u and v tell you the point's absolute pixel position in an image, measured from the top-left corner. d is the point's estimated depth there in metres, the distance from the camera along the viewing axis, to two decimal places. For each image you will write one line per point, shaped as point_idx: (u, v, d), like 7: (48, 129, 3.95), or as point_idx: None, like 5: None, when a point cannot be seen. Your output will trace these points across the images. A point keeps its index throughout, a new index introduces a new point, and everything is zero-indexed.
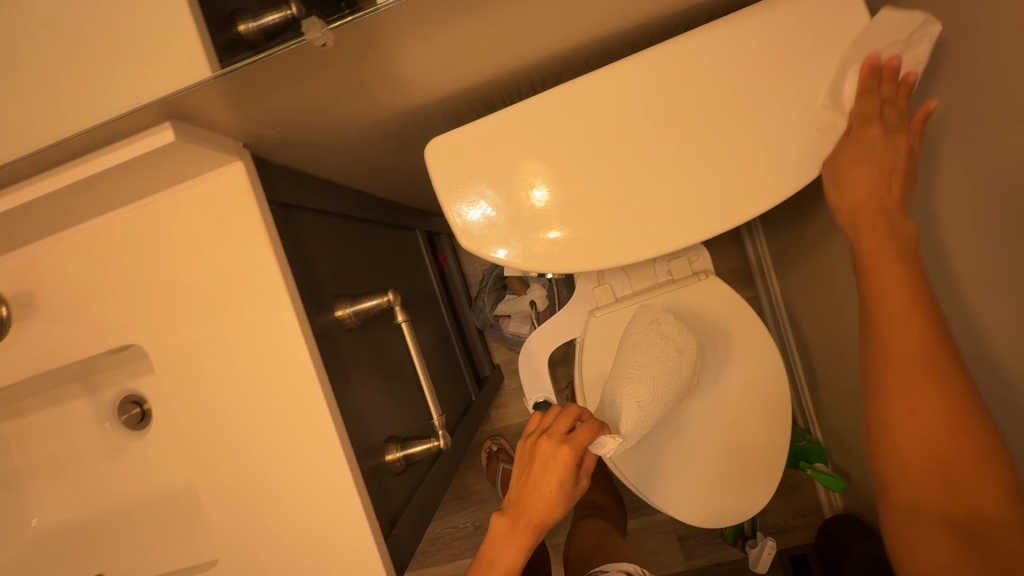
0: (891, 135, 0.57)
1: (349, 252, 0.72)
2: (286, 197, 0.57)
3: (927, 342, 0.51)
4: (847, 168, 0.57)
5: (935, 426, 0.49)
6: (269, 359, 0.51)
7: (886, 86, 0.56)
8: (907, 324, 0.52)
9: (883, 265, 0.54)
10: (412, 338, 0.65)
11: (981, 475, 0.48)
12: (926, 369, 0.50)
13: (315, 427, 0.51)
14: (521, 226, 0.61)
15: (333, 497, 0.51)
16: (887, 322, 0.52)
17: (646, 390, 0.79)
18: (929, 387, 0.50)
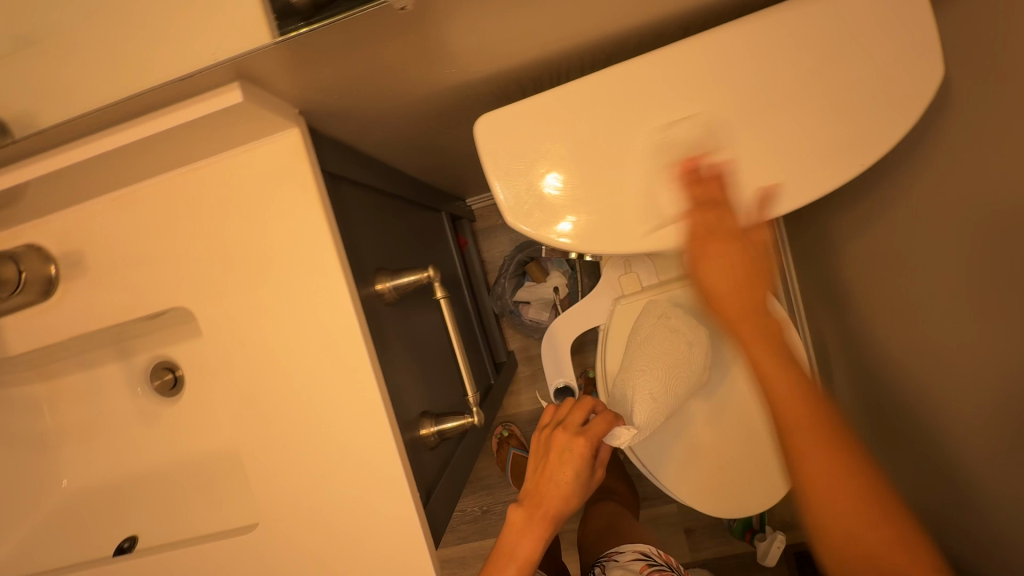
0: (747, 232, 0.58)
1: (387, 227, 0.72)
2: (335, 168, 0.58)
3: (799, 383, 0.51)
4: (709, 263, 0.57)
5: (860, 515, 0.46)
6: (318, 327, 0.52)
7: (704, 183, 0.58)
8: (787, 380, 0.52)
9: (758, 353, 0.53)
10: (450, 315, 0.65)
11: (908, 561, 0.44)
12: (818, 426, 0.49)
13: (361, 395, 0.52)
14: (565, 207, 0.61)
15: (375, 465, 0.52)
16: (756, 362, 0.54)
17: (655, 384, 0.81)
18: (800, 425, 0.50)
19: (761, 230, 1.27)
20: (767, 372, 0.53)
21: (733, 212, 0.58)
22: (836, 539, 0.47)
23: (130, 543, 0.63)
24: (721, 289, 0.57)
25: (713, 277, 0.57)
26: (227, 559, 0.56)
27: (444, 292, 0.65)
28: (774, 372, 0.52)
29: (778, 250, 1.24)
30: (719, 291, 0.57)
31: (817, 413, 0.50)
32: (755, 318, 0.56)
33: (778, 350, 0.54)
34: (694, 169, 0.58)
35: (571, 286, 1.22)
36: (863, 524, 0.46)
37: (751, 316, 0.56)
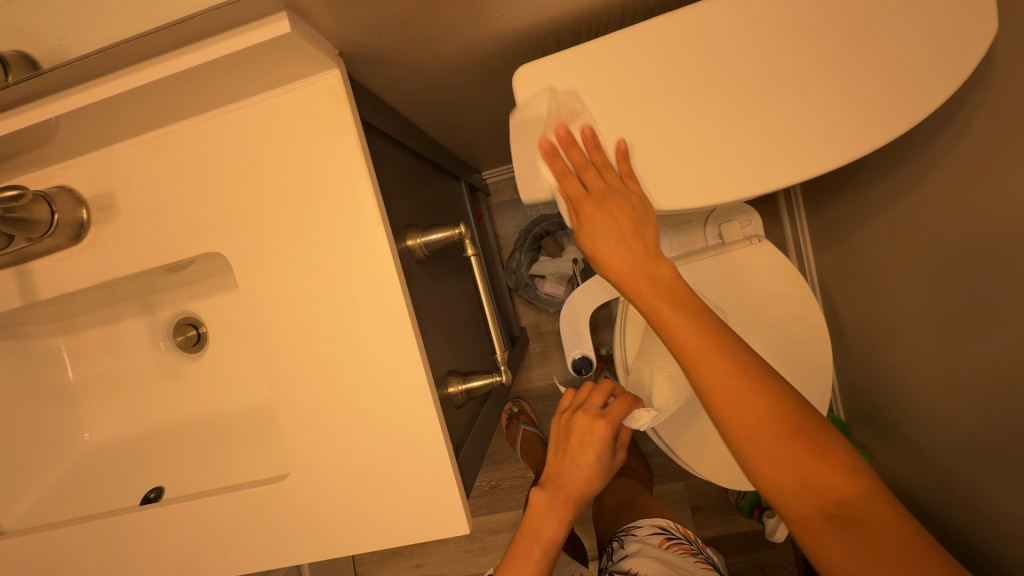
0: (609, 195, 0.58)
1: (413, 186, 0.71)
2: (370, 117, 0.57)
3: (704, 337, 0.51)
4: (593, 237, 0.59)
5: (782, 443, 0.47)
6: (356, 273, 0.51)
7: (580, 155, 0.58)
8: (706, 347, 0.50)
9: (671, 318, 0.53)
10: (479, 273, 0.65)
11: (838, 475, 0.46)
12: (755, 384, 0.48)
13: (397, 345, 0.51)
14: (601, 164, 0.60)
15: (408, 416, 0.52)
16: (663, 320, 0.53)
17: (675, 367, 0.81)
18: (724, 368, 0.49)
19: (777, 209, 1.26)
20: (684, 333, 0.52)
21: (619, 187, 0.58)
22: (779, 488, 0.47)
23: (157, 493, 0.63)
24: (631, 272, 0.57)
25: (602, 246, 0.58)
26: (258, 507, 0.56)
27: (475, 251, 0.64)
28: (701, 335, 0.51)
29: (795, 229, 1.23)
30: (616, 270, 0.58)
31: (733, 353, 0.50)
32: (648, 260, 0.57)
33: (690, 310, 0.53)
34: (568, 138, 0.58)
35: (587, 261, 1.21)
36: (797, 449, 0.46)
37: (667, 278, 0.56)
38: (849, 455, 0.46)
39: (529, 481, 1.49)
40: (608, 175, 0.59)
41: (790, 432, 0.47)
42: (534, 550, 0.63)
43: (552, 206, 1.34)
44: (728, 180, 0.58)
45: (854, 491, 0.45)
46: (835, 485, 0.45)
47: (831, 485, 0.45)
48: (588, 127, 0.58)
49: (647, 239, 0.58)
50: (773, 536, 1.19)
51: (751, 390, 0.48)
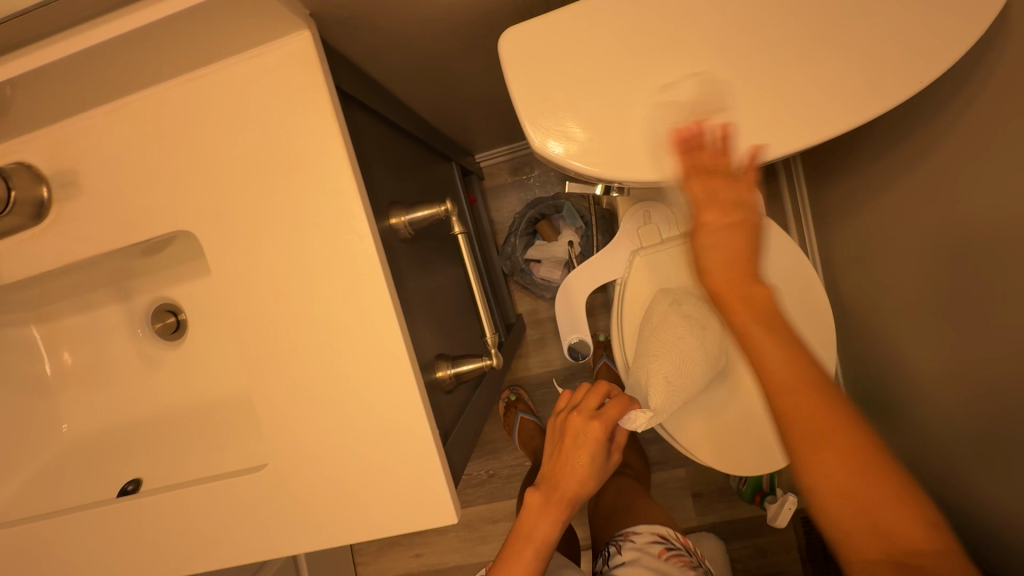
0: (740, 202, 0.53)
1: (399, 164, 0.68)
2: (348, 86, 0.54)
3: (795, 363, 0.48)
4: (705, 241, 0.53)
5: (851, 477, 0.45)
6: (333, 250, 0.48)
7: (703, 149, 0.55)
8: (783, 345, 0.49)
9: (743, 308, 0.51)
10: (468, 252, 0.62)
11: (894, 512, 0.44)
12: (830, 417, 0.46)
13: (378, 327, 0.49)
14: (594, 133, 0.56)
15: (391, 401, 0.49)
16: (745, 336, 0.50)
17: (672, 370, 0.79)
18: (808, 400, 0.47)
19: (779, 189, 1.23)
20: (768, 350, 0.49)
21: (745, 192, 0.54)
22: (844, 523, 0.45)
23: (135, 486, 0.60)
24: (731, 287, 0.51)
25: (708, 252, 0.53)
26: (239, 498, 0.54)
27: (462, 229, 0.61)
28: (769, 356, 0.49)
29: (797, 209, 1.19)
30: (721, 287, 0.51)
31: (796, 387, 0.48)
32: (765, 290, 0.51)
33: (766, 317, 0.50)
34: (699, 135, 0.54)
35: (584, 244, 1.18)
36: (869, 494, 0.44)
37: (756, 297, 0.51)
38: (931, 522, 0.44)
39: (527, 470, 1.47)
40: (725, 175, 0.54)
41: (874, 483, 0.44)
42: (524, 555, 0.59)
43: (548, 189, 1.31)
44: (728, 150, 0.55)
45: (923, 539, 0.43)
46: (907, 532, 0.43)
47: (896, 531, 0.44)
48: (718, 127, 0.54)
49: (749, 253, 0.52)
50: (773, 521, 1.17)
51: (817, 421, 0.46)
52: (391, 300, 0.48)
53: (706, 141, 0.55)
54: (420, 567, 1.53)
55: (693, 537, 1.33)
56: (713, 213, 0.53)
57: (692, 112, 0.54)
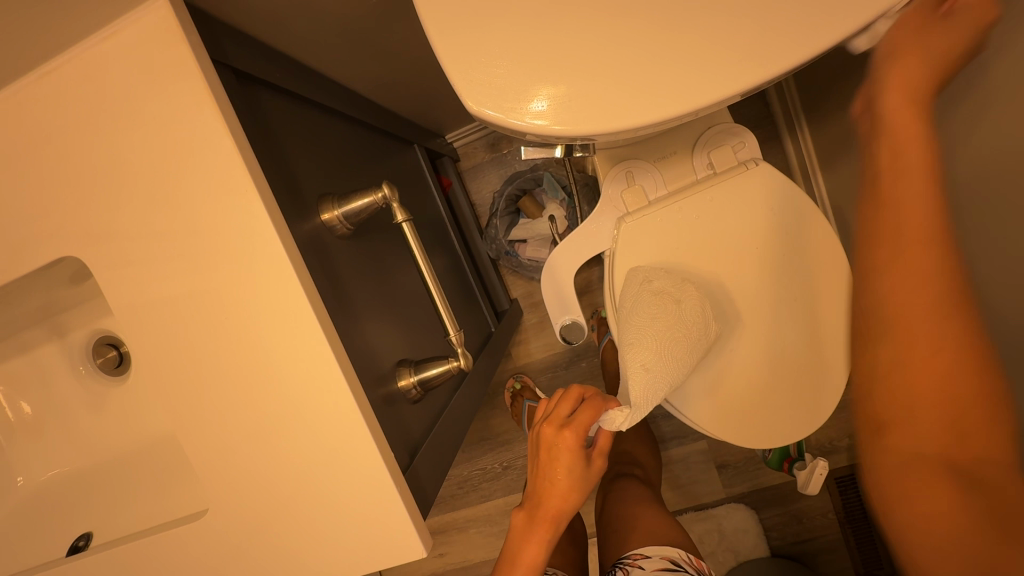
0: (951, 44, 0.48)
1: (334, 149, 0.60)
2: (241, 66, 0.46)
3: (948, 261, 0.47)
4: (901, 68, 0.48)
5: (947, 392, 0.46)
6: (235, 260, 0.41)
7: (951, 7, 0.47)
8: (922, 253, 0.48)
9: (911, 159, 0.48)
10: (416, 242, 0.54)
11: (985, 422, 0.46)
12: (941, 308, 0.47)
13: (298, 343, 0.41)
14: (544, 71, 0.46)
15: (336, 425, 0.42)
16: (891, 235, 0.49)
17: (646, 353, 0.69)
18: (947, 326, 0.47)
19: (778, 132, 1.13)
20: (904, 283, 0.49)
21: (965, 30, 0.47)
22: (917, 429, 0.48)
23: (86, 541, 0.55)
24: (914, 196, 0.48)
25: (910, 74, 0.48)
26: (184, 550, 0.48)
27: (406, 216, 0.53)
28: (903, 285, 0.49)
29: (801, 151, 1.10)
30: (901, 180, 0.48)
31: (931, 297, 0.47)
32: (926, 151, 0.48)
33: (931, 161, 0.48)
34: None
35: (569, 218, 1.09)
36: (948, 391, 0.46)
37: (915, 166, 0.48)
38: (991, 435, 0.45)
39: None
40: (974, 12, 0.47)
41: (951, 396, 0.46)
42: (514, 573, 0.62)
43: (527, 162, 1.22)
44: (697, 81, 0.45)
45: (989, 449, 0.45)
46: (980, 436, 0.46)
47: (975, 444, 0.46)
48: None
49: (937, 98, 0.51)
50: (806, 489, 1.08)
51: (948, 325, 0.47)
52: (311, 308, 0.41)
53: (670, 73, 0.45)
54: (446, 567, 1.49)
55: (722, 511, 1.27)
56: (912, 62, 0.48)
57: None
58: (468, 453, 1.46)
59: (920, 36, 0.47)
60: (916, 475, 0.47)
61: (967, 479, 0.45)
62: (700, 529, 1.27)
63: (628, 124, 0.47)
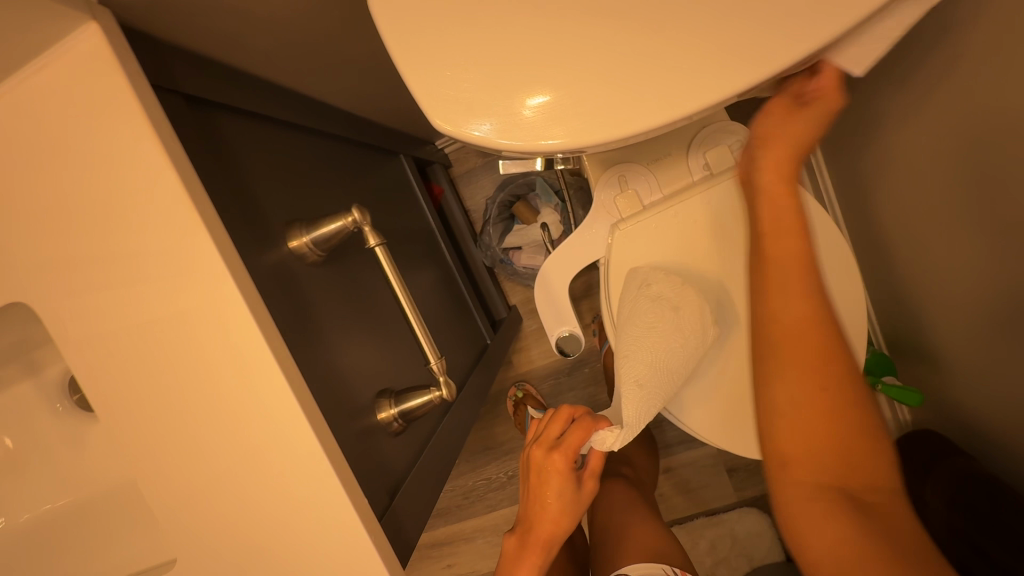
0: (811, 119, 0.54)
1: (306, 169, 0.57)
2: (194, 90, 0.43)
3: (812, 317, 0.51)
4: (763, 148, 0.56)
5: (814, 404, 0.49)
6: (187, 300, 0.38)
7: (805, 87, 0.53)
8: (793, 300, 0.51)
9: (780, 242, 0.53)
10: (391, 267, 0.51)
11: (874, 453, 0.49)
12: (828, 345, 0.51)
13: (259, 389, 0.39)
14: (508, 82, 0.43)
15: (302, 471, 0.40)
16: (777, 284, 0.52)
17: (641, 364, 0.66)
18: (809, 366, 0.50)
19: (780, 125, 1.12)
20: (786, 329, 0.51)
21: (833, 108, 0.53)
22: (811, 456, 0.49)
23: None
24: (778, 237, 0.54)
25: (766, 154, 0.56)
26: None
27: (378, 239, 0.50)
28: (802, 330, 0.51)
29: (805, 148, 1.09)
30: (770, 223, 0.54)
31: (806, 352, 0.50)
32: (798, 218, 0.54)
33: (791, 216, 0.54)
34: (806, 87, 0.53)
35: (564, 223, 1.06)
36: (824, 430, 0.49)
37: (786, 227, 0.53)
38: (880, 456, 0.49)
39: None
40: (820, 96, 0.52)
41: (822, 415, 0.49)
42: None
43: None
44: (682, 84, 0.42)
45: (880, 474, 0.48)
46: (859, 453, 0.49)
47: (862, 471, 0.48)
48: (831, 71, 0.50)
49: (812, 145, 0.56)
50: None
51: (829, 368, 0.50)
52: (269, 349, 0.38)
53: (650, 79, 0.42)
54: None
55: (733, 516, 1.23)
56: (780, 143, 0.55)
57: (793, 82, 0.54)
58: (472, 463, 1.43)
59: (786, 115, 0.55)
60: (816, 509, 0.47)
61: (863, 505, 0.46)
62: (710, 534, 1.22)
63: (608, 135, 0.44)
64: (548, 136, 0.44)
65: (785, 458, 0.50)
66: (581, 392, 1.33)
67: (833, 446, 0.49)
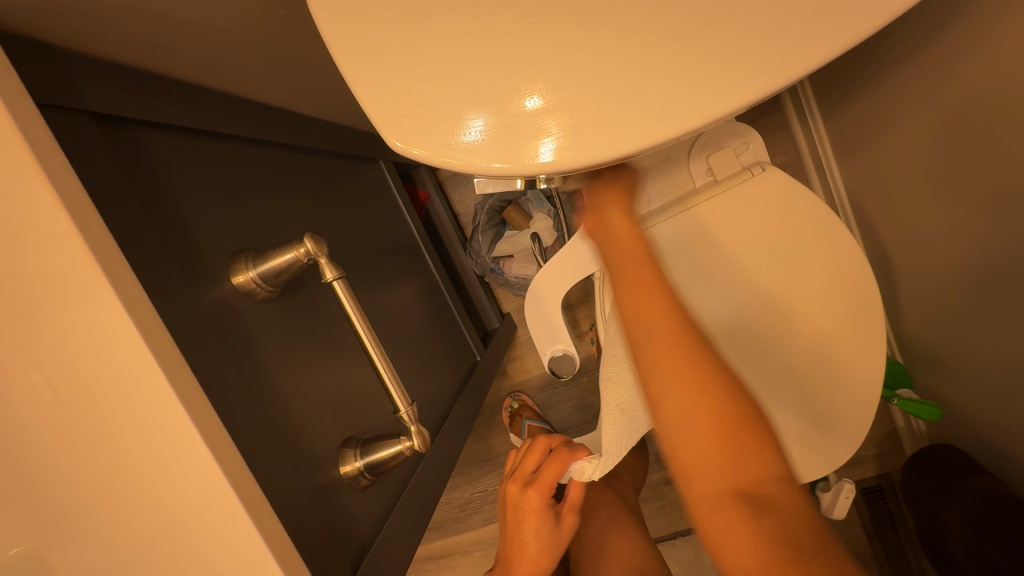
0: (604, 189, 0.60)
1: (258, 191, 0.51)
2: (111, 109, 0.37)
3: (687, 324, 0.49)
4: (599, 213, 0.59)
5: (699, 402, 0.45)
6: (90, 362, 0.32)
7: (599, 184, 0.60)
8: (653, 321, 0.50)
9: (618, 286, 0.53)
10: (351, 303, 0.45)
11: (759, 456, 0.44)
12: (673, 351, 0.48)
13: (179, 464, 0.34)
14: (506, 94, 0.43)
15: (234, 552, 0.35)
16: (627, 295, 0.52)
17: (620, 387, 0.62)
18: (676, 367, 0.47)
19: (787, 120, 1.06)
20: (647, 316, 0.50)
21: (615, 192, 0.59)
22: (697, 460, 0.45)
23: None
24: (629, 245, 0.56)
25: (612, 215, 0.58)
26: None
27: (336, 273, 0.44)
28: (671, 370, 0.47)
29: (812, 143, 1.03)
30: (634, 279, 0.53)
31: (691, 350, 0.48)
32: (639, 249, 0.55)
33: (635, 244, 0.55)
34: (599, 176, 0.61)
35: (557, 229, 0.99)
36: (733, 448, 0.44)
37: (647, 278, 0.52)
38: (748, 457, 0.44)
39: None
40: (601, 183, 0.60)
41: (699, 399, 0.45)
42: None
43: None
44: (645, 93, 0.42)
45: (737, 477, 0.43)
46: (753, 468, 0.44)
47: (756, 474, 0.43)
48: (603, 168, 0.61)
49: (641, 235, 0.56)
50: (833, 516, 0.95)
51: (692, 355, 0.47)
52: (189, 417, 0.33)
53: (624, 101, 0.42)
54: None
55: None
56: (616, 193, 0.59)
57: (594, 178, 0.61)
58: (468, 475, 1.37)
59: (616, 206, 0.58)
60: (719, 519, 0.43)
61: (751, 505, 0.42)
62: None
63: (589, 157, 0.43)
64: (542, 144, 0.43)
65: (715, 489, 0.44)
66: (578, 401, 1.27)
67: (722, 428, 0.45)
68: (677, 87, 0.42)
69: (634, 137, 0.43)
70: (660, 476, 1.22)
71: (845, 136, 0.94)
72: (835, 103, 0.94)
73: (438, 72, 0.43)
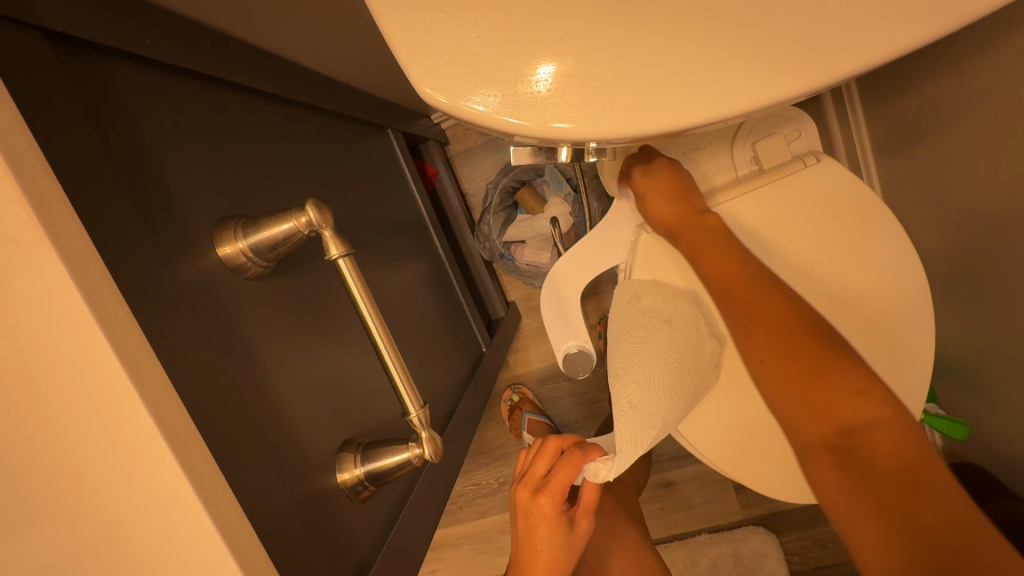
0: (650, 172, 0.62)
1: (249, 147, 0.44)
2: (72, 29, 0.30)
3: (765, 287, 0.54)
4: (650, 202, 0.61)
5: (834, 377, 0.50)
6: (25, 343, 0.25)
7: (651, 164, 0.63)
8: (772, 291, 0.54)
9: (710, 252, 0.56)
10: (359, 285, 0.38)
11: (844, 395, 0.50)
12: (798, 318, 0.52)
13: (132, 481, 0.26)
14: (554, 46, 0.36)
15: None
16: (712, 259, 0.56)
17: (640, 381, 0.55)
18: (781, 338, 0.52)
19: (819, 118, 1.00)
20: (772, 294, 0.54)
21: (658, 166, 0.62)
22: (801, 426, 0.51)
23: None
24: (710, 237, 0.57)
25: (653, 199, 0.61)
26: None
27: (342, 249, 0.37)
28: (771, 319, 0.53)
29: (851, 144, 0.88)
30: (721, 271, 0.55)
31: (779, 315, 0.53)
32: (731, 249, 0.57)
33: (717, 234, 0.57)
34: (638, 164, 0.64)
35: (575, 216, 0.93)
36: (836, 407, 0.50)
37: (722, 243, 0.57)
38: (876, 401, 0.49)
39: None
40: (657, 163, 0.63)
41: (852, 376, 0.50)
42: None
43: None
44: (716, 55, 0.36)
45: (873, 417, 0.49)
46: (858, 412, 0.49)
47: (874, 426, 0.49)
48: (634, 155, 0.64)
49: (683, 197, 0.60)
50: None
51: (776, 314, 0.53)
52: (151, 420, 0.26)
53: (694, 68, 0.37)
54: None
55: (739, 534, 1.05)
56: (662, 185, 0.61)
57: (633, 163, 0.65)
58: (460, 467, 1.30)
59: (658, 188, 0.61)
60: (819, 465, 0.50)
61: (848, 452, 0.49)
62: (712, 553, 1.05)
63: (643, 128, 0.38)
64: (556, 121, 0.38)
65: (805, 444, 0.52)
66: (581, 397, 1.22)
67: (852, 394, 0.50)
68: (753, 59, 0.37)
69: (695, 109, 0.37)
70: (660, 477, 1.10)
71: (892, 133, 0.80)
72: (882, 92, 0.79)
73: (476, 16, 0.36)
